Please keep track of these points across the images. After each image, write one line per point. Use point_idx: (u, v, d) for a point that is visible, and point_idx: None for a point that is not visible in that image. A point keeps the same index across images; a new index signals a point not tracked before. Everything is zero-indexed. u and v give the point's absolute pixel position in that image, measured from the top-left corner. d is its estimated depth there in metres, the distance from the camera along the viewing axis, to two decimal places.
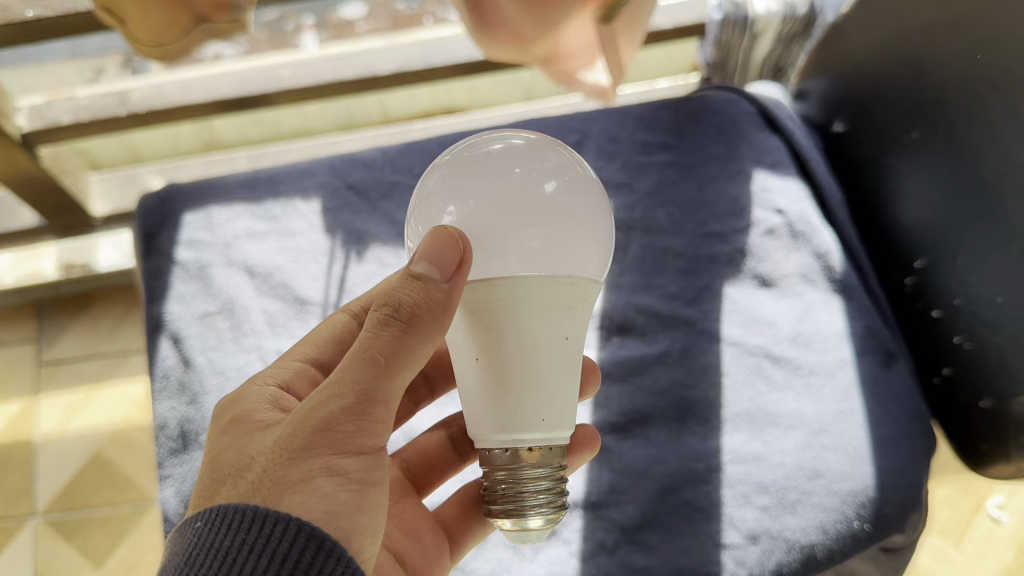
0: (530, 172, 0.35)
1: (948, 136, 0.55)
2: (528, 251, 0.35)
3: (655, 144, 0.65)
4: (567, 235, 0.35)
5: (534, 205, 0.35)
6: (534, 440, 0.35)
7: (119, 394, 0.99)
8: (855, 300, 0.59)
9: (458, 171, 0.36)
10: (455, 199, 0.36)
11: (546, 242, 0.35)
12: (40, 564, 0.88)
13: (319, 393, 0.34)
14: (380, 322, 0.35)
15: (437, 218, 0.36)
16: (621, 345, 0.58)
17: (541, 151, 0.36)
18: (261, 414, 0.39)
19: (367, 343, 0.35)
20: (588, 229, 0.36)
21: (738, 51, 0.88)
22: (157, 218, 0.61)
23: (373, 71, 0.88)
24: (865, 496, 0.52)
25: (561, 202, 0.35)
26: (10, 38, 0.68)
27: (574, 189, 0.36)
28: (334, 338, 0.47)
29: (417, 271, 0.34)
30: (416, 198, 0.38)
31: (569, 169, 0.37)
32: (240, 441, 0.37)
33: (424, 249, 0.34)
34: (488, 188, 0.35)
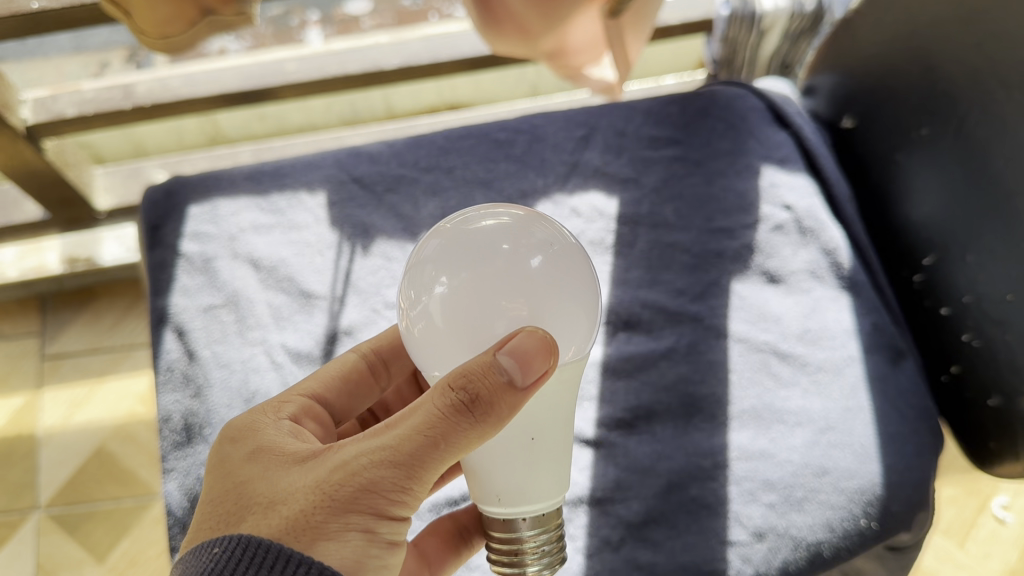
0: (517, 248, 0.34)
1: (958, 133, 0.55)
2: (516, 323, 0.34)
3: (662, 139, 0.65)
4: (556, 311, 0.34)
5: (522, 283, 0.33)
6: (530, 511, 0.38)
7: (123, 389, 0.99)
8: (863, 297, 0.58)
9: (453, 245, 0.34)
10: (443, 271, 0.34)
11: (534, 313, 0.34)
12: (42, 558, 0.88)
13: (373, 455, 0.35)
14: (453, 406, 0.34)
15: (429, 289, 0.34)
16: (627, 341, 0.57)
17: (527, 223, 0.35)
18: (290, 445, 0.39)
19: (434, 417, 0.34)
20: (578, 300, 0.35)
21: (745, 48, 0.87)
22: (162, 211, 0.60)
23: (379, 66, 0.87)
24: (872, 494, 0.52)
25: (550, 278, 0.34)
26: (14, 30, 0.68)
27: (562, 261, 0.35)
28: (341, 377, 0.45)
29: (503, 369, 0.32)
30: (410, 263, 0.36)
31: (559, 246, 0.35)
32: (273, 473, 0.37)
33: (515, 347, 0.32)
34: (476, 264, 0.33)
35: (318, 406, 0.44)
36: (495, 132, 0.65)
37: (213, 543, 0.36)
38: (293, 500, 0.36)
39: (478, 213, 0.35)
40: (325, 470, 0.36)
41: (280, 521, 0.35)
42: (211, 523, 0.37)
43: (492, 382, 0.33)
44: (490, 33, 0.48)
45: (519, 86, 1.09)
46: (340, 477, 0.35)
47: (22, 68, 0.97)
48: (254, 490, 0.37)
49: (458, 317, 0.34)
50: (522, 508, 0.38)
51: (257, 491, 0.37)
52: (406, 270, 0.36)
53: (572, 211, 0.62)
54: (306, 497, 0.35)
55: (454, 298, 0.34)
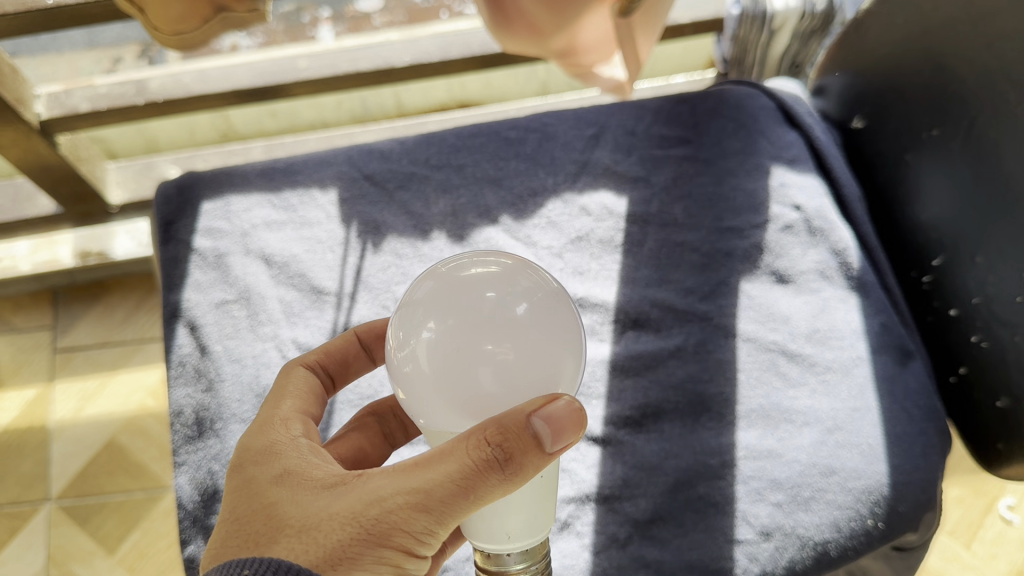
0: (502, 296, 0.33)
1: (969, 134, 0.55)
2: (502, 369, 0.33)
3: (672, 139, 0.65)
4: (541, 357, 0.34)
5: (507, 330, 0.33)
6: (514, 546, 0.39)
7: (134, 382, 0.99)
8: (872, 297, 0.58)
9: (443, 292, 0.34)
10: (429, 317, 0.34)
11: (520, 358, 0.33)
12: (53, 549, 0.88)
13: (404, 496, 0.35)
14: (487, 459, 0.33)
15: (418, 333, 0.34)
16: (636, 339, 0.58)
17: (514, 271, 0.34)
18: (316, 469, 0.38)
19: (468, 468, 0.34)
20: (563, 345, 0.35)
21: (756, 47, 0.87)
22: (175, 207, 0.61)
23: (391, 63, 0.88)
24: (879, 494, 0.52)
25: (536, 325, 0.34)
26: (29, 26, 0.68)
27: (547, 309, 0.34)
28: (312, 391, 0.44)
29: (536, 430, 0.33)
30: (401, 306, 0.36)
31: (545, 292, 0.35)
32: (301, 497, 0.36)
33: (552, 412, 0.33)
34: (462, 311, 0.33)
35: (312, 422, 0.42)
36: (505, 130, 0.65)
37: (242, 563, 0.35)
38: (328, 528, 0.35)
39: (469, 259, 0.35)
40: (360, 502, 0.35)
41: (315, 549, 0.35)
42: (236, 542, 0.36)
43: (525, 440, 0.33)
44: (500, 32, 0.48)
45: (528, 84, 1.09)
46: (376, 513, 0.35)
47: (36, 62, 0.98)
48: (284, 513, 0.36)
49: (442, 364, 0.33)
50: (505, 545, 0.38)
51: (287, 515, 0.36)
52: (397, 311, 0.36)
53: (582, 209, 0.62)
54: (341, 528, 0.35)
55: (440, 343, 0.33)
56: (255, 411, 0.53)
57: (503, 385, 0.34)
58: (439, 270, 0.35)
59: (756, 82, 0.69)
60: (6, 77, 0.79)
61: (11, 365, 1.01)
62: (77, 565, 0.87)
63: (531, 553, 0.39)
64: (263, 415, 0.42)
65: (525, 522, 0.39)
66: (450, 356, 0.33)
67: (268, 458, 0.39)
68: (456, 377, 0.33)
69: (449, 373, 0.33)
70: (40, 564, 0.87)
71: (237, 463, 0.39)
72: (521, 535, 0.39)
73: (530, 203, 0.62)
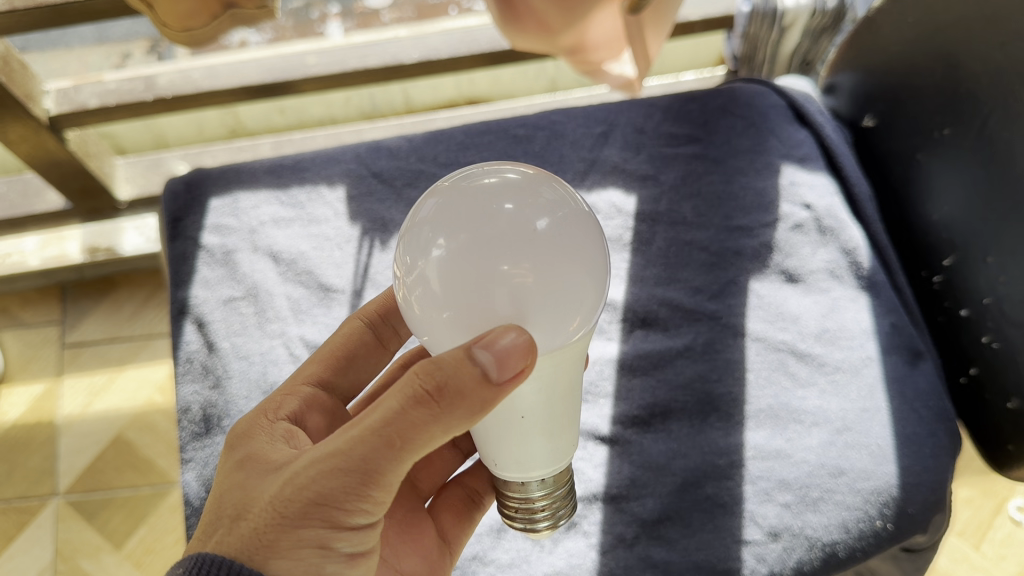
0: (519, 206, 0.32)
1: (981, 133, 0.54)
2: (519, 288, 0.32)
3: (682, 137, 0.65)
4: (561, 279, 0.32)
5: (525, 246, 0.31)
6: (541, 472, 0.40)
7: (142, 377, 1.00)
8: (882, 297, 0.58)
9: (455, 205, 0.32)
10: (443, 228, 0.32)
11: (538, 277, 0.32)
12: (61, 543, 0.88)
13: (327, 462, 0.35)
14: (416, 401, 0.34)
15: (427, 250, 0.32)
16: (644, 338, 0.57)
17: (532, 181, 0.33)
18: (271, 453, 0.39)
19: (393, 417, 0.34)
20: (583, 269, 0.33)
21: (766, 44, 0.87)
22: (183, 204, 0.61)
23: (400, 60, 0.88)
24: (889, 495, 0.52)
25: (556, 239, 0.32)
26: (39, 21, 0.68)
27: (568, 226, 0.33)
28: (347, 354, 0.47)
29: (481, 361, 0.32)
30: (408, 225, 0.34)
31: (564, 205, 0.33)
32: (249, 481, 0.38)
33: (497, 341, 0.31)
34: (477, 224, 0.31)
35: (322, 396, 0.46)
36: (514, 128, 0.65)
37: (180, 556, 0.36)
38: (255, 513, 0.36)
39: (481, 171, 0.34)
40: (289, 476, 0.36)
41: (244, 529, 0.36)
42: (194, 532, 0.38)
43: (462, 372, 0.33)
44: (511, 30, 0.48)
45: (537, 81, 1.09)
46: (298, 485, 0.36)
47: (45, 57, 0.98)
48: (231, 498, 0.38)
49: (456, 275, 0.32)
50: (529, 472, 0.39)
51: (233, 498, 0.38)
52: (403, 233, 0.34)
53: (590, 207, 0.62)
54: (269, 508, 0.36)
55: (453, 258, 0.32)
56: None
57: (519, 305, 0.32)
58: (447, 186, 0.33)
59: (767, 80, 0.69)
60: (15, 73, 0.79)
61: (20, 360, 1.01)
62: (85, 560, 0.87)
63: (554, 477, 0.40)
64: (280, 388, 0.46)
65: (548, 453, 0.39)
66: (465, 267, 0.31)
67: (239, 441, 0.41)
68: (472, 290, 0.32)
69: (463, 285, 0.32)
70: (48, 559, 0.88)
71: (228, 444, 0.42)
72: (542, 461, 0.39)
73: None
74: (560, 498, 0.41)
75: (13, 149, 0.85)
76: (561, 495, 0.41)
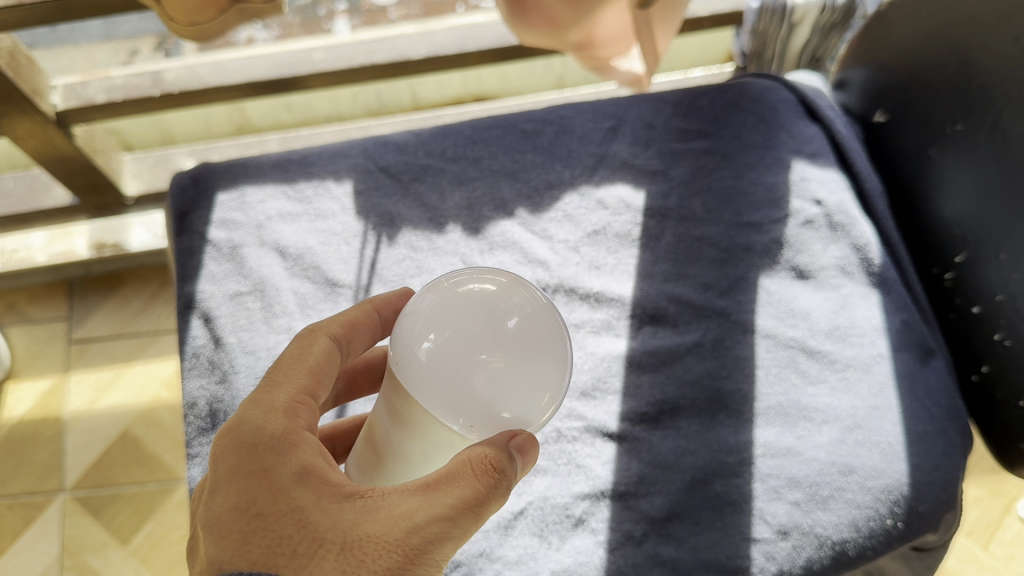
0: (496, 309, 0.34)
1: (995, 129, 0.54)
2: (493, 375, 0.33)
3: (691, 132, 0.64)
4: (532, 372, 0.34)
5: (500, 342, 0.33)
6: None
7: (148, 373, 1.00)
8: (893, 294, 0.58)
9: (444, 303, 0.35)
10: (428, 329, 0.35)
11: (511, 366, 0.33)
12: (67, 539, 0.89)
13: (426, 520, 0.35)
14: (492, 479, 0.34)
15: (414, 343, 0.35)
16: (653, 335, 0.57)
17: (508, 287, 0.35)
18: (323, 483, 0.36)
19: (480, 488, 0.35)
20: (553, 356, 0.35)
21: (775, 40, 0.86)
22: (189, 198, 0.61)
23: (407, 56, 0.87)
24: (899, 493, 0.51)
25: (524, 337, 0.34)
26: (45, 15, 0.68)
27: (541, 324, 0.34)
28: (314, 370, 0.39)
29: (504, 467, 0.34)
30: (403, 316, 0.36)
31: (540, 307, 0.35)
32: (316, 516, 0.35)
33: (528, 447, 0.35)
34: (458, 322, 0.34)
35: (310, 409, 0.38)
36: (522, 123, 0.64)
37: None
38: (359, 558, 0.34)
39: (472, 276, 0.36)
40: (387, 526, 0.35)
41: (356, 572, 0.34)
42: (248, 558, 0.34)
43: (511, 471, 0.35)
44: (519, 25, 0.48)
45: (544, 78, 1.09)
46: (404, 536, 0.34)
47: (53, 54, 0.98)
48: (314, 523, 0.35)
49: (433, 371, 0.34)
50: None
51: (318, 526, 0.35)
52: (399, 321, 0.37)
53: (599, 202, 0.61)
54: (372, 553, 0.34)
55: (437, 353, 0.34)
56: None
57: (496, 390, 0.34)
58: (441, 285, 0.36)
59: (777, 75, 0.68)
60: (23, 68, 0.78)
61: (27, 356, 1.01)
62: (92, 556, 0.88)
63: None
64: (257, 399, 0.38)
65: None
66: (442, 361, 0.34)
67: (283, 444, 0.36)
68: (446, 380, 0.34)
69: (439, 377, 0.34)
70: (54, 555, 0.88)
71: (230, 450, 0.36)
72: None
73: (547, 196, 0.61)
74: None
75: (21, 144, 0.85)
76: None
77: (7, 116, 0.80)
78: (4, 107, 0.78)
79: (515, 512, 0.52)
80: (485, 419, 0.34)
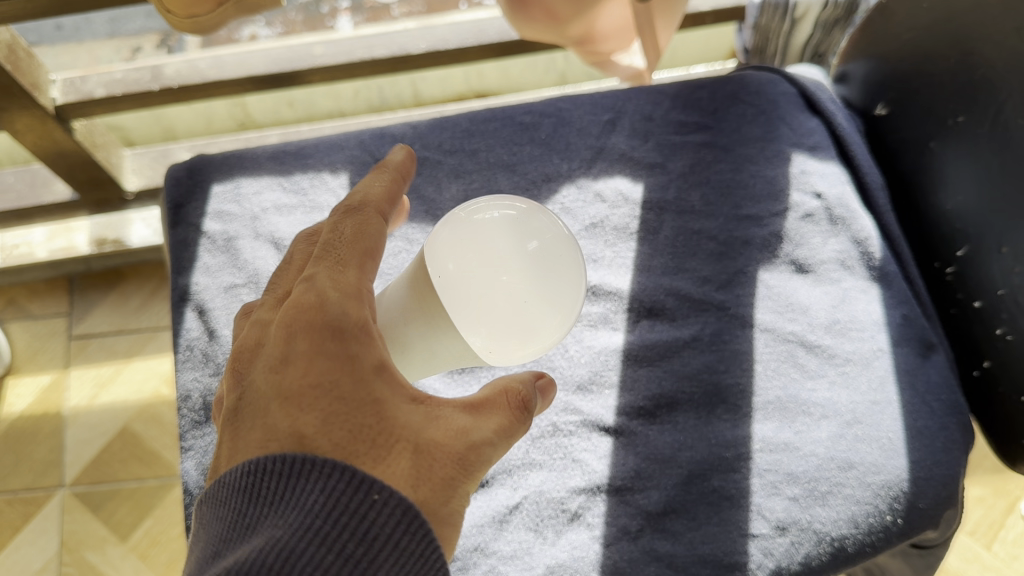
0: (516, 235, 0.40)
1: (997, 121, 0.53)
2: (510, 292, 0.40)
3: (691, 125, 0.64)
4: (542, 295, 0.40)
5: (519, 262, 0.40)
6: None
7: (149, 369, 1.00)
8: (893, 288, 0.57)
9: (467, 230, 0.41)
10: (452, 255, 0.40)
11: (526, 287, 0.40)
12: (66, 534, 0.89)
13: (479, 439, 0.38)
14: (521, 413, 0.39)
15: (442, 265, 0.40)
16: (650, 328, 0.56)
17: (519, 210, 0.41)
18: (389, 384, 0.37)
19: (513, 422, 0.39)
20: (562, 279, 0.41)
21: (778, 35, 0.85)
22: (185, 190, 0.60)
23: (407, 51, 0.87)
24: (899, 489, 0.51)
25: (543, 260, 0.40)
26: (43, 8, 0.67)
27: (554, 251, 0.41)
28: (371, 256, 0.40)
29: (532, 404, 0.39)
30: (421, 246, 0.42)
31: (552, 232, 0.41)
32: (385, 413, 0.37)
33: (543, 386, 0.40)
34: (479, 248, 0.40)
35: (369, 295, 0.39)
36: (519, 115, 0.64)
37: (364, 486, 0.34)
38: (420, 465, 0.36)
39: (487, 203, 0.42)
40: (446, 437, 0.37)
41: (427, 470, 0.36)
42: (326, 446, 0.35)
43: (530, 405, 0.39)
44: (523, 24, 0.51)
45: (547, 74, 1.08)
46: (458, 448, 0.37)
47: (56, 51, 0.98)
48: (389, 417, 0.37)
49: (458, 293, 0.40)
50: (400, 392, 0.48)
51: (391, 422, 0.37)
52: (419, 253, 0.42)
53: (596, 195, 0.61)
54: (430, 462, 0.36)
55: (466, 273, 0.40)
56: None
57: (510, 309, 0.40)
58: (459, 213, 0.42)
59: (777, 67, 0.68)
60: (22, 62, 0.78)
61: (27, 351, 1.01)
62: (90, 552, 0.89)
63: None
64: (328, 281, 0.38)
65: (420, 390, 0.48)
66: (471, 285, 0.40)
67: (364, 336, 0.38)
68: (476, 303, 0.40)
69: (466, 300, 0.40)
70: (53, 551, 0.89)
71: (309, 329, 0.37)
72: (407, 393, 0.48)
73: (544, 189, 0.61)
74: None
75: (20, 138, 0.85)
76: None
77: (6, 110, 0.80)
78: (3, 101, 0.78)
79: (510, 506, 0.51)
80: (505, 339, 0.41)
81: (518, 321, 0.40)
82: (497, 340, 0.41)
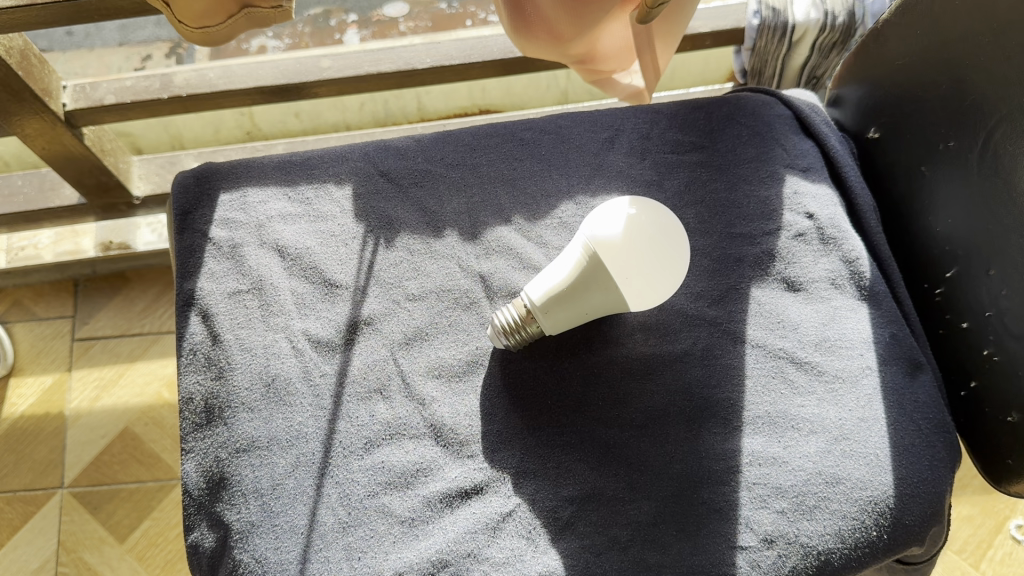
0: (655, 216, 0.55)
1: (986, 147, 0.54)
2: (662, 257, 0.54)
3: (687, 144, 0.65)
4: (676, 261, 0.55)
5: (667, 232, 0.54)
6: (538, 324, 0.55)
7: (151, 371, 1.01)
8: (882, 309, 0.58)
9: (626, 202, 0.55)
10: (627, 225, 0.53)
11: (672, 252, 0.54)
12: (65, 535, 0.92)
13: None
14: None
15: (618, 229, 0.53)
16: (645, 341, 0.58)
17: (651, 206, 0.55)
18: None
19: None
20: (683, 252, 0.55)
21: (776, 56, 0.87)
22: (191, 197, 0.61)
23: (412, 66, 0.88)
24: (885, 505, 0.52)
25: (672, 234, 0.55)
26: (55, 16, 0.68)
27: (677, 230, 0.56)
28: None
29: None
30: (603, 207, 0.55)
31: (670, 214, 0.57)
32: None
33: None
34: (644, 220, 0.54)
35: None
36: (520, 131, 0.66)
37: None
38: None
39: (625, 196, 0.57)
40: None
41: None
42: None
43: None
44: (523, 46, 0.56)
45: (549, 91, 1.10)
46: None
47: (66, 58, 1.00)
48: None
49: (630, 253, 0.53)
50: (541, 323, 0.55)
51: None
52: (602, 216, 0.54)
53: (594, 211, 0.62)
54: None
55: (637, 236, 0.53)
56: (263, 402, 0.55)
57: (664, 268, 0.54)
58: (632, 197, 0.56)
59: (773, 89, 0.69)
60: (33, 67, 0.78)
61: (30, 352, 1.02)
62: (88, 552, 0.91)
63: (542, 329, 0.55)
64: None
65: (561, 325, 0.56)
66: (629, 246, 0.53)
67: None
68: (630, 262, 0.53)
69: (626, 259, 0.53)
70: (53, 549, 0.91)
71: None
72: (544, 321, 0.55)
73: (544, 204, 0.63)
74: (519, 341, 0.56)
75: (28, 142, 0.86)
76: (519, 339, 0.56)
77: (16, 115, 0.81)
78: (14, 107, 0.79)
79: (503, 513, 0.52)
80: (646, 292, 0.54)
81: (661, 280, 0.54)
82: (636, 295, 0.54)
